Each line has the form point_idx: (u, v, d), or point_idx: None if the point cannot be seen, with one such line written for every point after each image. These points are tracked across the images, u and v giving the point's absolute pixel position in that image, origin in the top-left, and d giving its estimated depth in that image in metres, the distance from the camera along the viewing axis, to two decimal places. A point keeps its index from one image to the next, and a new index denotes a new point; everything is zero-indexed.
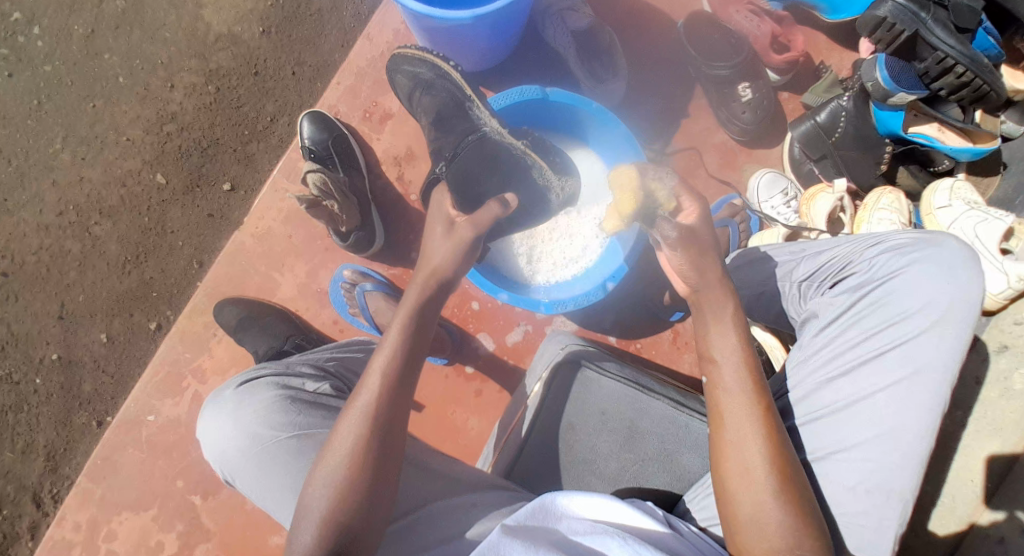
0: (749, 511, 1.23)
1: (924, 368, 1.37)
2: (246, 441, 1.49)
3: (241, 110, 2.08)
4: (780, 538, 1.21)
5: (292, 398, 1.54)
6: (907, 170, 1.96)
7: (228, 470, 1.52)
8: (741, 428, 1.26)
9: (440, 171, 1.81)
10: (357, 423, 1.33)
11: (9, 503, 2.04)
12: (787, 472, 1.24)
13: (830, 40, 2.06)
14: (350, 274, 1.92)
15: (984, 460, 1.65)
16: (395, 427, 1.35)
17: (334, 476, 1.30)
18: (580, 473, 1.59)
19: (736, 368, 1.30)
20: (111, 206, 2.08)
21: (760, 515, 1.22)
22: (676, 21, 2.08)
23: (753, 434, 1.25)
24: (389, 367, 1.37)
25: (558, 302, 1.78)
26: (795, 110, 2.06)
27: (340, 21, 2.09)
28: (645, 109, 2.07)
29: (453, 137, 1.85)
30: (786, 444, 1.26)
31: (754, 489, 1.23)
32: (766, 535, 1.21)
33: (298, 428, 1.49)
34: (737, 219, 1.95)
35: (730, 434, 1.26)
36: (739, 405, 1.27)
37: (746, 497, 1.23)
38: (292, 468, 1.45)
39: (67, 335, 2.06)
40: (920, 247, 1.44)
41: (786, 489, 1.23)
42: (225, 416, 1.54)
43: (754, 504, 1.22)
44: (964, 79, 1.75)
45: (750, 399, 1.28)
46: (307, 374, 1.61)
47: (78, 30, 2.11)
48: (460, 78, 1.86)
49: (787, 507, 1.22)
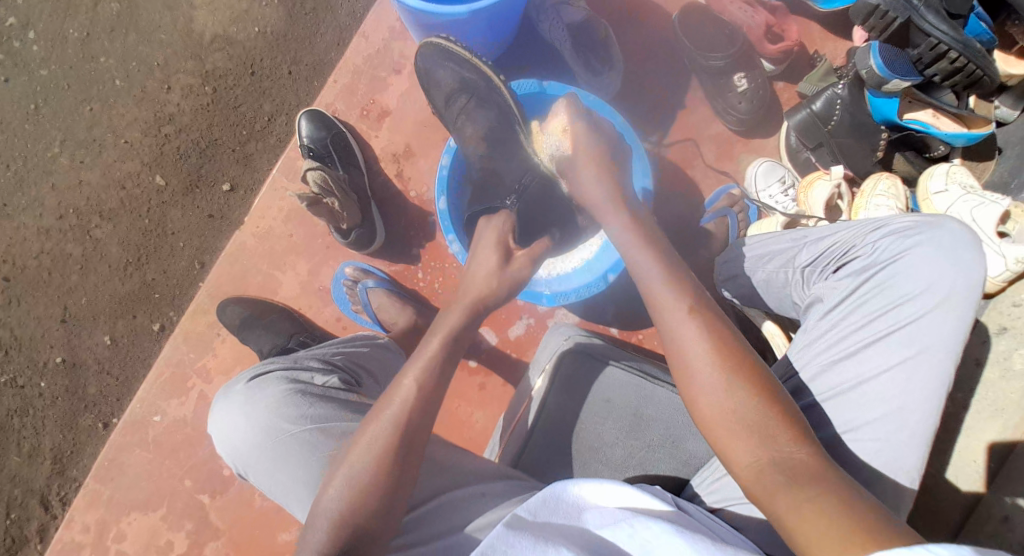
0: (715, 418, 1.23)
1: (929, 349, 1.39)
2: (259, 435, 1.51)
3: (239, 110, 2.08)
4: (750, 437, 1.20)
5: (302, 392, 1.55)
6: (903, 156, 1.97)
7: (243, 465, 1.54)
8: (685, 347, 1.28)
9: (510, 205, 1.70)
10: (388, 430, 1.35)
11: (17, 506, 2.04)
12: (740, 372, 1.24)
13: (823, 29, 2.07)
14: (352, 271, 1.94)
15: (986, 447, 1.66)
16: (422, 434, 1.36)
17: (357, 475, 1.32)
18: (587, 460, 1.60)
19: (684, 308, 1.31)
20: (112, 208, 2.09)
21: (728, 414, 1.22)
22: (670, 13, 2.08)
23: (688, 327, 1.29)
24: (419, 376, 1.39)
25: (560, 293, 1.83)
26: (791, 99, 2.08)
27: (335, 20, 2.09)
28: (641, 102, 2.08)
29: (513, 164, 1.78)
30: (723, 328, 1.29)
31: (710, 390, 1.24)
32: (732, 437, 1.21)
33: (309, 420, 1.50)
34: (734, 208, 1.98)
35: (678, 355, 1.28)
36: (682, 327, 1.29)
37: (705, 399, 1.24)
38: (302, 460, 1.46)
39: (70, 338, 2.07)
40: (922, 231, 1.46)
41: (746, 386, 1.23)
42: (237, 410, 1.56)
43: (716, 407, 1.23)
44: (958, 64, 1.76)
45: (689, 316, 1.30)
46: (316, 368, 1.62)
47: (73, 33, 2.11)
48: (508, 94, 1.81)
49: (748, 405, 1.21)
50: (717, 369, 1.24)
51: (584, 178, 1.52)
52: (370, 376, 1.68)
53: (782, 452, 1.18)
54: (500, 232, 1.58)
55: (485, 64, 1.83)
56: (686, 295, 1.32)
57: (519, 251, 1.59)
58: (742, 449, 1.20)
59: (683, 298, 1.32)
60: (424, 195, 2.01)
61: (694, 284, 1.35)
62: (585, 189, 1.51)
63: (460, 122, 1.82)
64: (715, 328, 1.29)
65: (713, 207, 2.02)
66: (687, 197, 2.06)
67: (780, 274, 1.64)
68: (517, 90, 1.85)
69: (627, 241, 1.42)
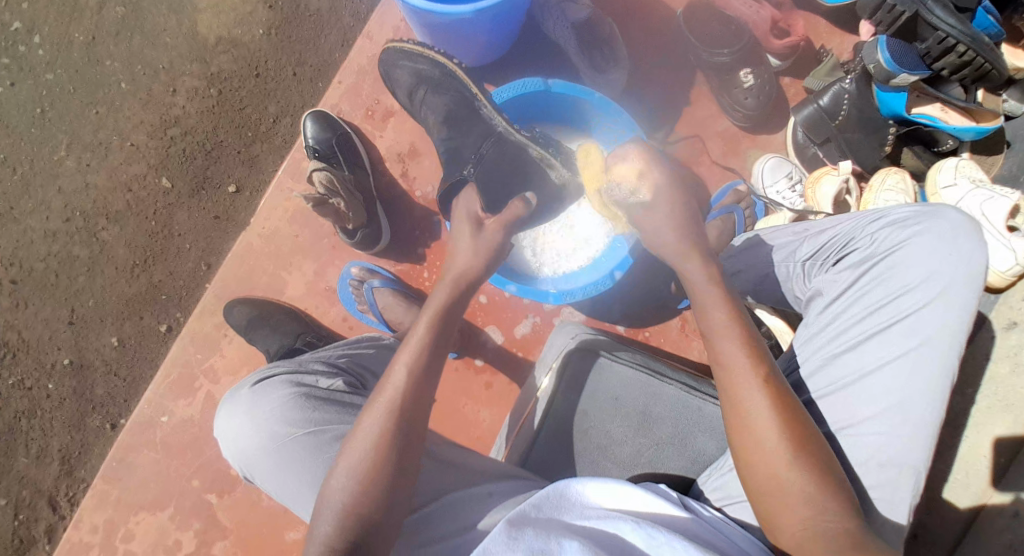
0: (769, 489, 1.23)
1: (931, 339, 1.37)
2: (265, 437, 1.51)
3: (244, 112, 2.08)
4: (801, 508, 1.22)
5: (306, 395, 1.54)
6: (912, 150, 1.96)
7: (249, 469, 1.54)
8: (756, 422, 1.25)
9: (466, 175, 1.75)
10: (382, 417, 1.34)
11: (25, 507, 2.05)
12: (804, 448, 1.24)
13: (831, 24, 2.06)
14: (358, 271, 1.93)
15: (991, 444, 1.68)
16: (418, 421, 1.35)
17: (358, 465, 1.31)
18: (595, 458, 1.59)
19: (762, 381, 1.27)
20: (118, 211, 2.09)
21: (777, 485, 1.23)
22: (675, 10, 2.07)
23: (762, 400, 1.25)
24: (411, 362, 1.38)
25: (567, 292, 1.80)
26: (798, 94, 2.06)
27: (340, 20, 2.09)
28: (647, 99, 2.07)
29: (472, 138, 1.82)
30: (794, 404, 1.26)
31: (769, 459, 1.23)
32: (785, 505, 1.23)
33: (315, 424, 1.50)
34: (741, 205, 1.94)
35: (746, 426, 1.26)
36: (757, 402, 1.26)
37: (764, 469, 1.24)
38: (309, 464, 1.46)
39: (77, 340, 2.07)
40: (921, 219, 1.44)
41: (807, 461, 1.23)
42: (243, 414, 1.55)
43: (774, 477, 1.23)
44: (966, 58, 1.74)
45: (764, 395, 1.26)
46: (321, 371, 1.61)
47: (78, 37, 2.11)
48: (465, 77, 1.84)
49: (807, 480, 1.22)
50: (784, 445, 1.23)
51: (653, 223, 1.50)
52: (375, 377, 1.68)
53: (826, 523, 1.21)
54: (469, 205, 1.61)
55: (439, 53, 1.85)
56: (763, 368, 1.28)
57: (488, 220, 1.60)
58: (788, 517, 1.23)
59: (762, 374, 1.27)
60: (429, 194, 2.00)
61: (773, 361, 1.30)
62: (657, 233, 1.49)
63: (423, 112, 1.89)
64: (789, 405, 1.26)
65: (719, 204, 1.98)
66: None
67: (781, 268, 1.63)
68: (520, 89, 1.84)
69: (709, 298, 1.38)
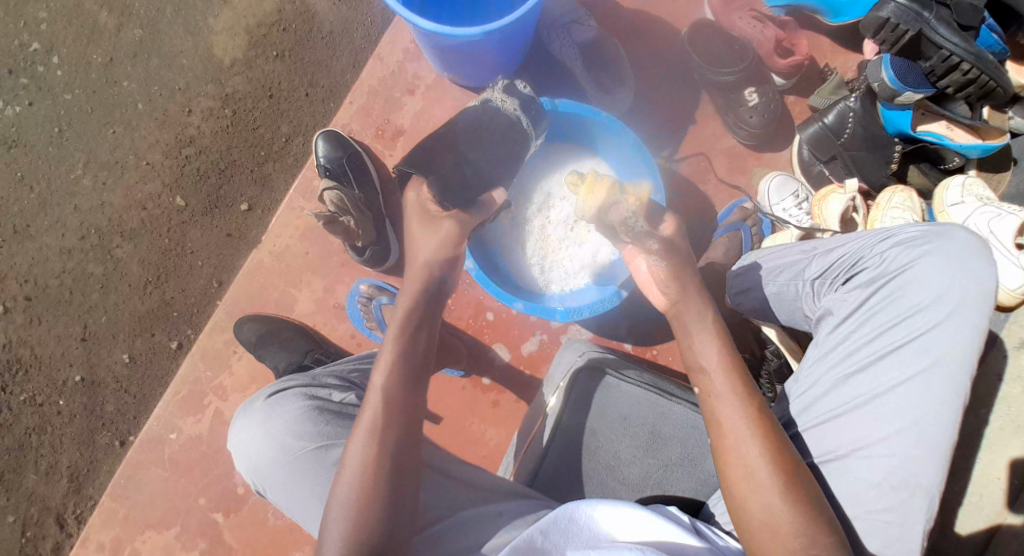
0: (761, 524, 1.22)
1: (941, 359, 1.37)
2: (277, 451, 1.52)
3: (257, 132, 2.13)
4: (794, 541, 1.20)
5: (320, 408, 1.56)
6: (918, 168, 1.97)
7: (261, 481, 1.54)
8: (747, 457, 1.25)
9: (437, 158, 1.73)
10: (362, 439, 1.33)
11: (32, 524, 2.05)
12: (792, 482, 1.24)
13: (835, 43, 2.09)
14: (366, 288, 1.96)
15: (1007, 465, 1.67)
16: (406, 435, 1.35)
17: (351, 488, 1.31)
18: (604, 478, 1.58)
19: (747, 417, 1.28)
20: (132, 229, 2.13)
21: (769, 518, 1.22)
22: (681, 30, 2.10)
23: (751, 435, 1.26)
24: (381, 379, 1.37)
25: (574, 309, 1.81)
26: (802, 112, 2.08)
27: (351, 43, 2.14)
28: (653, 118, 2.09)
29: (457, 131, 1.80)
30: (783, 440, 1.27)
31: (758, 490, 1.23)
32: (777, 537, 1.21)
33: (327, 437, 1.51)
34: (748, 222, 1.98)
35: (736, 460, 1.25)
36: (746, 438, 1.26)
37: (756, 503, 1.23)
38: (323, 475, 1.47)
39: (89, 357, 2.09)
40: (930, 239, 1.44)
41: (797, 495, 1.23)
42: (256, 426, 1.56)
43: (767, 510, 1.22)
44: (970, 76, 1.76)
45: (753, 431, 1.27)
46: (333, 384, 1.64)
47: (96, 59, 2.17)
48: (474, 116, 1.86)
49: (798, 514, 1.22)
50: (773, 479, 1.24)
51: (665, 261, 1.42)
52: None
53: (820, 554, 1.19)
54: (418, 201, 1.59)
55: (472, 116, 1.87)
56: (754, 405, 1.29)
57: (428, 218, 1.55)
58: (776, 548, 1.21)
59: (752, 411, 1.28)
60: None
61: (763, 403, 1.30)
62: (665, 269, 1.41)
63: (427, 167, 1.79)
64: (778, 440, 1.27)
65: (726, 220, 2.02)
66: (701, 211, 2.06)
67: (790, 287, 1.61)
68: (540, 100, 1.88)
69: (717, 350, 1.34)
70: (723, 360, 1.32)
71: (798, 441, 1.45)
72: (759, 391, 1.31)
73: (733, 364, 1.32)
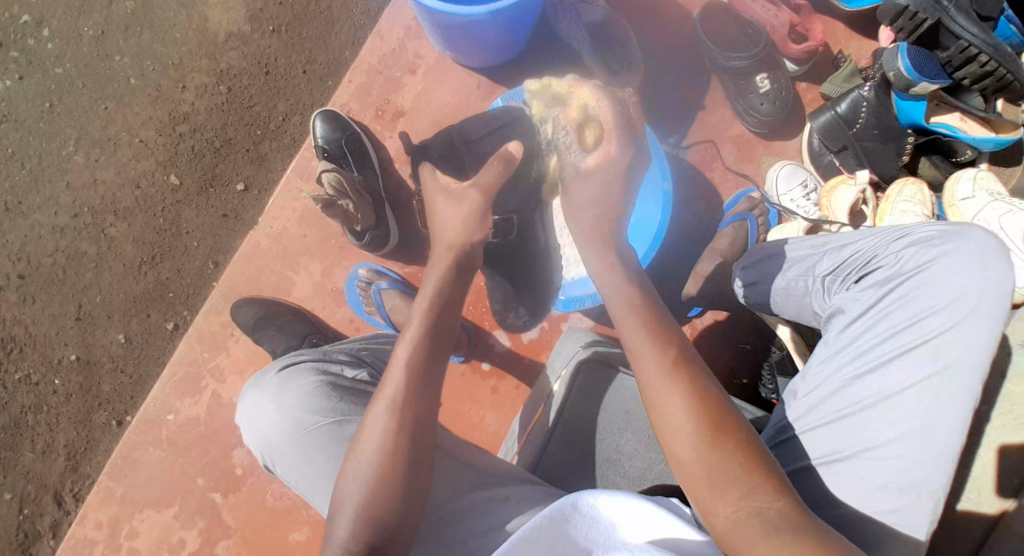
0: (699, 476, 1.16)
1: (955, 362, 1.35)
2: (288, 425, 1.50)
3: (253, 110, 2.07)
4: (733, 493, 1.13)
5: (332, 384, 1.55)
6: (929, 160, 1.92)
7: (270, 456, 1.52)
8: (665, 401, 1.21)
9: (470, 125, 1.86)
10: (385, 421, 1.28)
11: (30, 502, 2.05)
12: (728, 433, 1.18)
13: (849, 29, 2.03)
14: (365, 273, 1.92)
15: (998, 449, 1.55)
16: (422, 421, 1.30)
17: (370, 469, 1.26)
18: (604, 472, 1.55)
19: (667, 365, 1.24)
20: (126, 207, 2.09)
21: (707, 469, 1.16)
22: (691, 14, 2.04)
23: (672, 389, 1.22)
24: (409, 358, 1.31)
25: (575, 299, 1.80)
26: (815, 100, 2.03)
27: (351, 18, 2.07)
28: (660, 103, 2.04)
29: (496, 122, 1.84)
30: (701, 386, 1.22)
31: (688, 444, 1.18)
32: (718, 492, 1.14)
33: (340, 414, 1.50)
34: (755, 212, 1.94)
35: (659, 411, 1.22)
36: (664, 388, 1.22)
37: (687, 455, 1.18)
38: (336, 454, 1.45)
39: (84, 337, 2.07)
40: (947, 240, 1.42)
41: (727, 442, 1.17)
42: (268, 398, 1.55)
43: (697, 460, 1.17)
44: (988, 68, 1.71)
45: (675, 380, 1.22)
46: (345, 361, 1.63)
47: (87, 31, 2.10)
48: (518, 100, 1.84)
49: (730, 457, 1.16)
50: (695, 418, 1.19)
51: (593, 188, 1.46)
52: None
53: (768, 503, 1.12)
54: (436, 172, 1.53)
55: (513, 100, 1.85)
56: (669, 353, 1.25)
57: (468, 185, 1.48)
58: (717, 504, 1.13)
59: (668, 356, 1.25)
60: None
61: (683, 346, 1.28)
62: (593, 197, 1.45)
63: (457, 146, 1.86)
64: (705, 393, 1.22)
65: (732, 211, 1.98)
66: (707, 201, 2.02)
67: (799, 282, 1.60)
68: None
69: (621, 309, 1.33)
70: (639, 327, 1.29)
71: (803, 438, 1.42)
72: (672, 337, 1.28)
73: (651, 322, 1.29)
